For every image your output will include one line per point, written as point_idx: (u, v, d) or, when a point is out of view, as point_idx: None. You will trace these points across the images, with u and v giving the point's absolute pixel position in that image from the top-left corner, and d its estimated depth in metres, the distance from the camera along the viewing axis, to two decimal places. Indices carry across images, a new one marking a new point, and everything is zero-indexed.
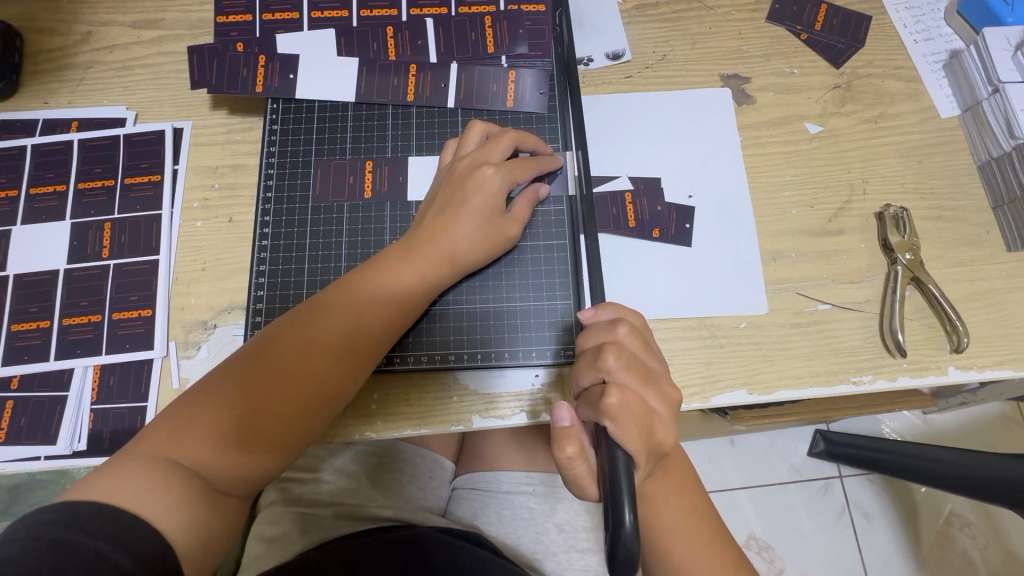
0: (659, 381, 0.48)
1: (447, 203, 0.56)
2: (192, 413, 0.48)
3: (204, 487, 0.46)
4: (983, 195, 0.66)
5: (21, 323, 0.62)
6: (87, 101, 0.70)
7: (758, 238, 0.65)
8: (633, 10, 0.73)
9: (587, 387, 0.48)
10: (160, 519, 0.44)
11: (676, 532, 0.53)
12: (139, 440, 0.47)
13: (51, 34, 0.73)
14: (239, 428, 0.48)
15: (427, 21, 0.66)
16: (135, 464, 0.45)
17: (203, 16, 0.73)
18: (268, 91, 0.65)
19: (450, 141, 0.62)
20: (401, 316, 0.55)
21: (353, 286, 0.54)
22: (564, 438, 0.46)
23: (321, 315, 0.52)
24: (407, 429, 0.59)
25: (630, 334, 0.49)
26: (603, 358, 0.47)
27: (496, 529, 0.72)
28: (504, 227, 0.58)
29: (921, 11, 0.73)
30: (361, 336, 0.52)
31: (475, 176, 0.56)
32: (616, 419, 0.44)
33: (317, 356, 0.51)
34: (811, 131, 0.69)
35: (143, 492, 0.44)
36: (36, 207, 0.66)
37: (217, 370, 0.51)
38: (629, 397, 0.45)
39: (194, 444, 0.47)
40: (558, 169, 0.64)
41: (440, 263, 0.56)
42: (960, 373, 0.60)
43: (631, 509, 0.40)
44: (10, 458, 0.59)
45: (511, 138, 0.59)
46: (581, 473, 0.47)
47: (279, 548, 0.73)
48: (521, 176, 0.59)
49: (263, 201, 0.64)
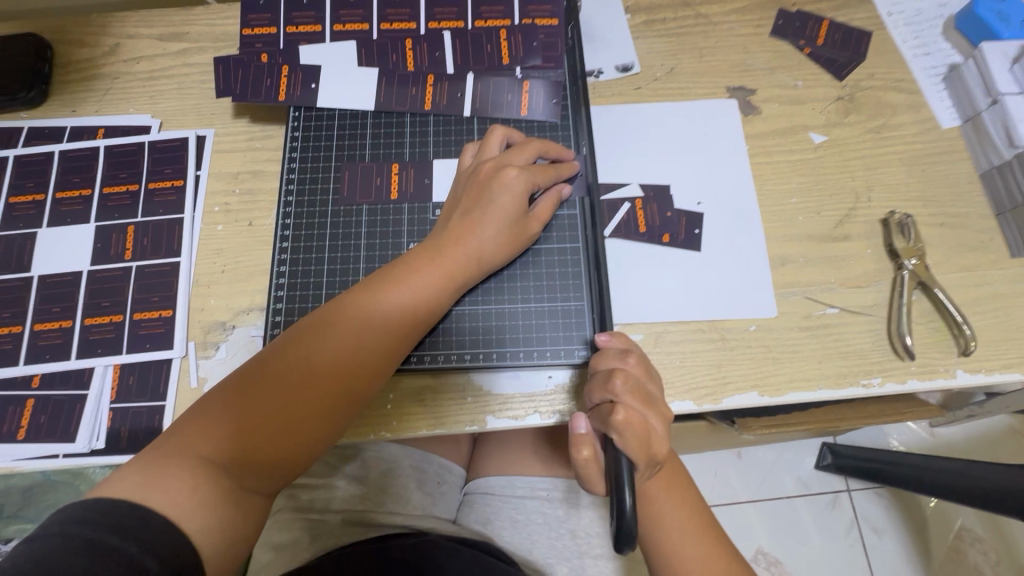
0: (661, 406, 0.49)
1: (472, 206, 0.58)
2: (224, 407, 0.49)
3: (230, 485, 0.47)
4: (985, 203, 0.68)
5: (44, 322, 0.63)
6: (113, 109, 0.73)
7: (766, 244, 0.66)
8: (641, 25, 0.75)
9: (596, 408, 0.50)
10: (186, 520, 0.44)
11: (666, 522, 0.54)
12: (167, 436, 0.48)
13: (81, 46, 0.76)
14: (269, 423, 0.49)
15: (445, 34, 0.69)
16: (163, 461, 0.46)
17: (226, 30, 0.76)
18: (290, 100, 0.67)
19: (470, 145, 0.64)
20: (427, 317, 0.56)
21: (380, 286, 0.55)
22: (578, 442, 0.48)
23: (349, 315, 0.53)
24: (421, 429, 0.60)
25: (637, 363, 0.51)
26: (611, 381, 0.49)
27: (510, 535, 0.72)
28: (525, 230, 0.60)
29: (919, 27, 0.75)
30: (388, 335, 0.53)
31: (500, 180, 0.57)
32: (622, 432, 0.45)
33: (345, 354, 0.52)
34: (816, 140, 0.71)
35: (170, 491, 0.45)
36: (62, 211, 0.68)
37: (247, 367, 0.52)
38: (634, 417, 0.46)
39: (224, 438, 0.48)
40: (575, 175, 0.65)
41: (465, 265, 0.57)
42: (967, 376, 0.61)
43: (632, 492, 0.42)
44: (30, 456, 0.59)
45: (536, 146, 0.61)
46: (592, 476, 0.48)
47: (289, 555, 0.72)
48: (543, 182, 0.60)
49: (285, 204, 0.66)
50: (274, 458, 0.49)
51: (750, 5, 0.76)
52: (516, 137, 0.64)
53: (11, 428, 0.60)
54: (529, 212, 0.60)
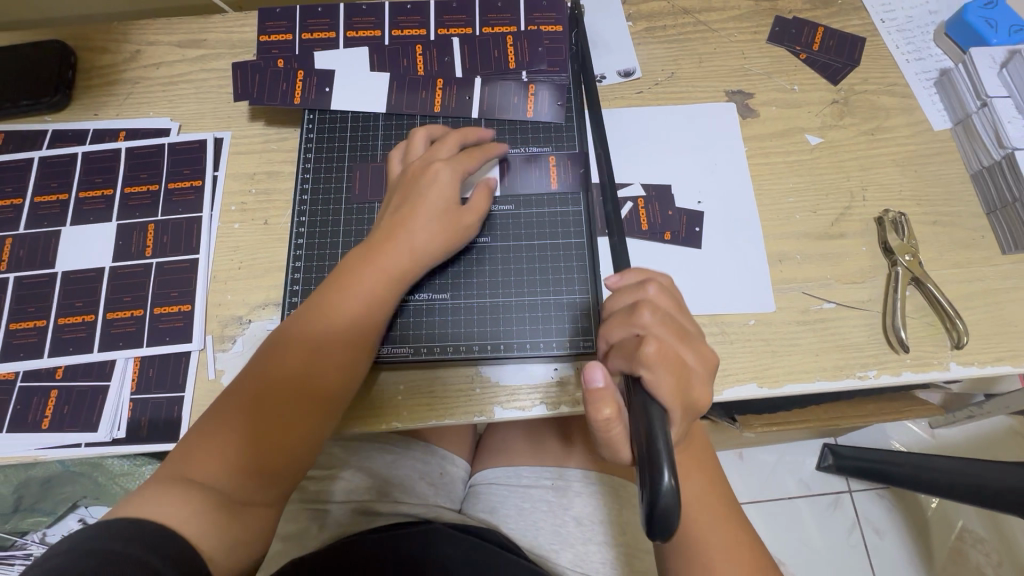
0: (694, 340, 0.49)
1: (404, 206, 0.60)
2: (200, 432, 0.52)
3: (224, 496, 0.49)
4: (977, 202, 0.70)
5: (67, 316, 0.66)
6: (134, 113, 0.76)
7: (764, 241, 0.69)
8: (643, 32, 0.78)
9: (619, 344, 0.49)
10: (186, 528, 0.46)
11: (696, 504, 0.55)
12: (160, 469, 0.50)
13: (103, 53, 0.79)
14: (245, 437, 0.51)
15: (453, 41, 0.72)
16: (160, 488, 0.48)
17: (243, 37, 0.79)
18: (305, 103, 0.70)
19: (395, 149, 0.66)
20: (374, 316, 0.57)
21: (322, 295, 0.57)
22: (599, 400, 0.45)
23: (296, 325, 0.56)
24: (431, 419, 0.62)
25: (659, 292, 0.50)
26: (638, 314, 0.48)
27: (515, 521, 0.74)
28: (464, 217, 0.61)
29: (911, 34, 0.78)
30: (336, 333, 0.55)
31: (427, 179, 0.60)
32: (653, 368, 0.45)
33: (292, 356, 0.54)
34: (812, 142, 0.73)
35: (160, 509, 0.46)
36: (84, 210, 0.70)
37: (222, 393, 0.54)
38: (665, 350, 0.46)
39: (205, 460, 0.50)
40: (502, 155, 0.67)
41: (404, 261, 0.58)
42: (961, 368, 0.63)
43: (671, 469, 0.38)
44: (54, 445, 0.62)
45: (454, 138, 0.64)
46: (616, 435, 0.46)
47: (296, 544, 0.74)
48: (470, 168, 0.63)
49: (300, 203, 0.68)
50: (257, 467, 0.51)
51: (747, 12, 0.79)
52: (438, 132, 0.66)
53: (36, 418, 0.62)
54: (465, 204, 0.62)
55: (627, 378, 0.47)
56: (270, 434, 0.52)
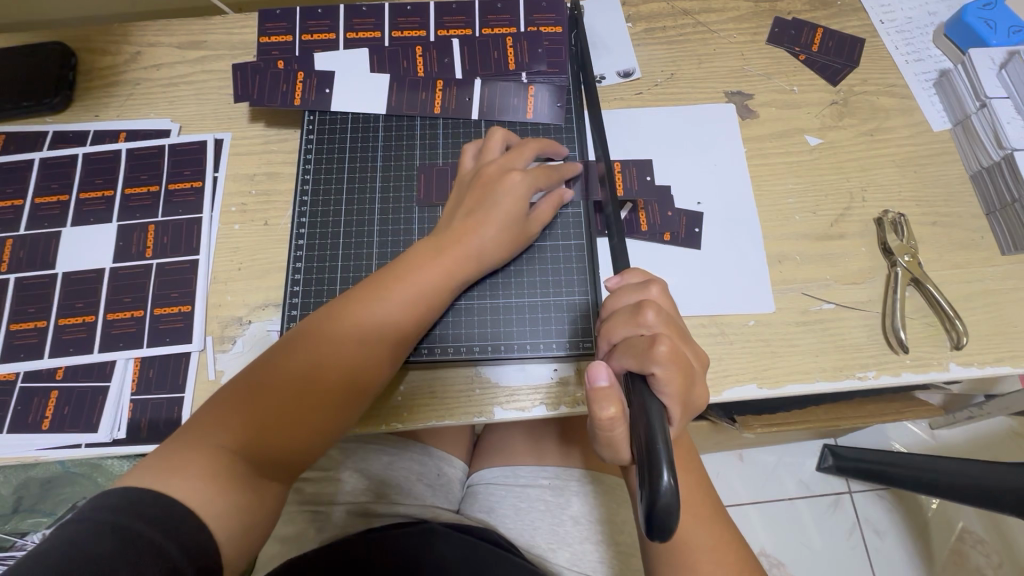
0: (692, 340, 0.50)
1: (475, 205, 0.60)
2: (236, 402, 0.51)
3: (245, 476, 0.49)
4: (976, 202, 0.70)
5: (68, 317, 0.66)
6: (135, 114, 0.76)
7: (764, 242, 0.69)
8: (642, 33, 0.78)
9: (623, 343, 0.49)
10: (203, 505, 0.46)
11: (682, 504, 0.55)
12: (184, 430, 0.50)
13: (103, 54, 0.79)
14: (278, 417, 0.51)
15: (453, 42, 0.72)
16: (185, 453, 0.48)
17: (243, 38, 0.79)
18: (305, 104, 0.70)
19: (471, 144, 0.66)
20: (426, 317, 0.58)
21: (386, 285, 0.57)
22: (602, 398, 0.45)
23: (357, 312, 0.55)
24: (431, 419, 0.62)
25: (661, 294, 0.51)
26: (643, 313, 0.48)
27: (513, 521, 0.74)
28: (525, 231, 0.62)
29: (910, 35, 0.78)
30: (391, 331, 0.56)
31: (503, 184, 0.60)
32: (666, 366, 0.45)
33: (350, 349, 0.54)
34: (811, 143, 0.73)
35: (189, 478, 0.47)
36: (85, 211, 0.70)
37: (260, 364, 0.54)
38: (675, 349, 0.46)
39: (238, 429, 0.50)
40: (576, 175, 0.68)
41: (466, 263, 0.59)
42: (961, 369, 0.63)
43: (671, 469, 0.38)
44: (54, 446, 0.62)
45: (533, 148, 0.64)
46: (618, 434, 0.45)
47: (296, 547, 0.74)
48: (544, 184, 0.63)
49: (300, 204, 0.69)
50: (284, 449, 0.51)
51: (747, 13, 0.79)
52: (514, 139, 0.66)
53: (36, 419, 0.62)
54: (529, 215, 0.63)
55: (633, 376, 0.46)
56: (303, 419, 0.52)
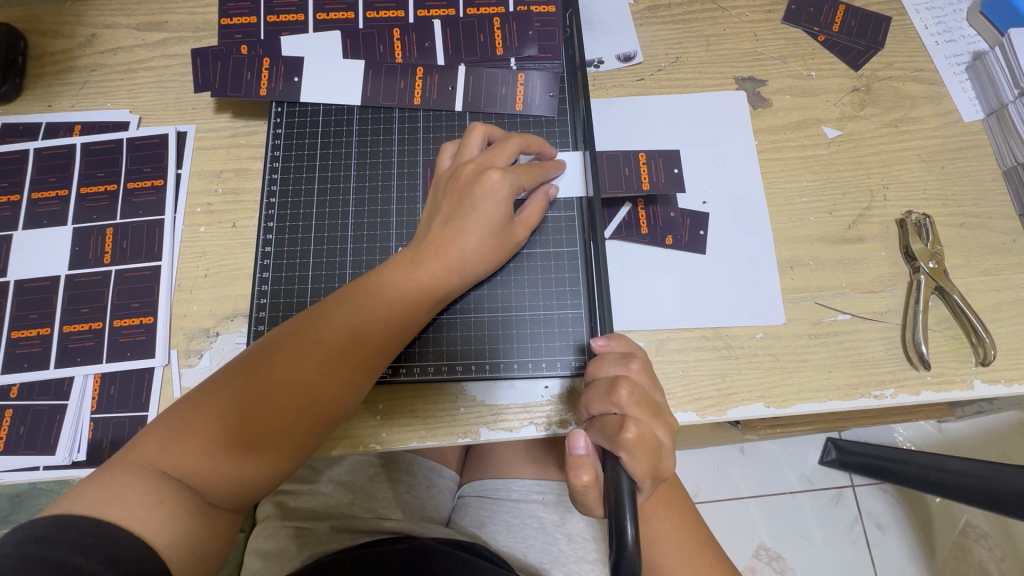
0: (666, 415, 0.46)
1: (453, 211, 0.54)
2: (182, 426, 0.46)
3: (196, 503, 0.45)
4: (1009, 202, 0.64)
5: (21, 330, 0.61)
6: (91, 104, 0.70)
7: (774, 246, 0.63)
8: (644, 11, 0.71)
9: (598, 418, 0.45)
10: (152, 534, 0.42)
11: (677, 549, 0.52)
12: (127, 450, 0.46)
13: (55, 37, 0.72)
14: (233, 440, 0.46)
15: (434, 23, 0.65)
16: (123, 477, 0.44)
17: (207, 19, 0.72)
18: (272, 94, 0.64)
19: (450, 144, 0.60)
20: (405, 331, 0.53)
21: (355, 298, 0.52)
22: (578, 465, 0.43)
23: (323, 327, 0.50)
24: (411, 440, 0.57)
25: (641, 369, 0.46)
26: (616, 392, 0.44)
27: (504, 539, 0.71)
28: (510, 237, 0.56)
29: (942, 12, 0.71)
30: (362, 349, 0.50)
31: (482, 184, 0.53)
32: (633, 451, 0.42)
33: (314, 367, 0.49)
34: (829, 135, 0.67)
35: (133, 507, 0.43)
36: (38, 213, 0.65)
37: (211, 383, 0.49)
38: (645, 433, 0.43)
39: (186, 456, 0.45)
40: (560, 174, 0.62)
41: (446, 274, 0.54)
42: (986, 386, 0.58)
43: (633, 522, 0.38)
44: (10, 469, 0.58)
45: (517, 144, 0.57)
46: (592, 500, 0.44)
47: (276, 564, 0.69)
48: (527, 183, 0.56)
49: (268, 205, 0.63)
50: (241, 479, 0.46)
51: None
52: (498, 134, 0.60)
53: None
54: (514, 217, 0.57)
55: (604, 452, 0.43)
56: (258, 443, 0.47)
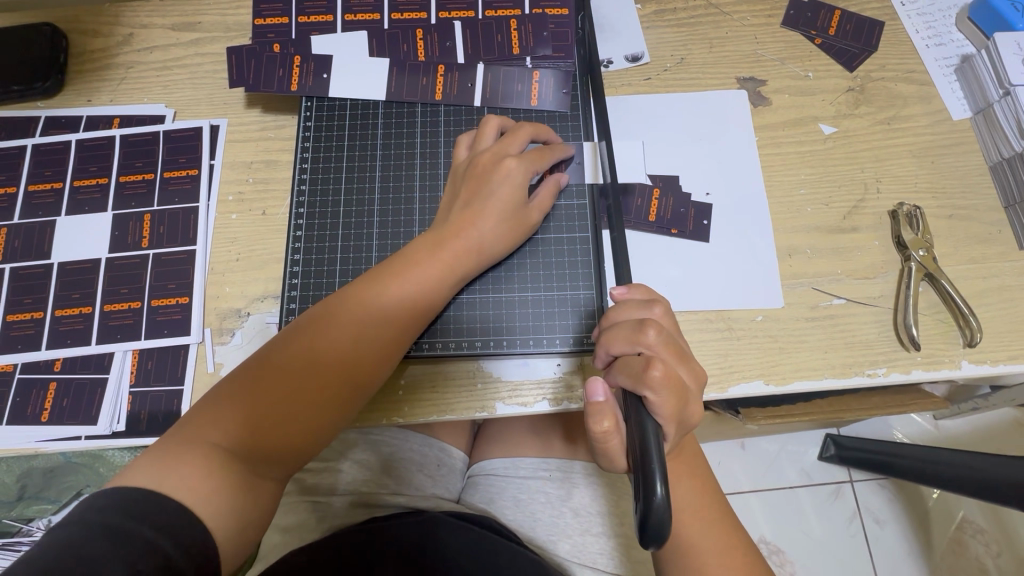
0: (691, 360, 0.49)
1: (472, 196, 0.58)
2: (225, 399, 0.50)
3: (239, 474, 0.48)
4: (995, 195, 0.68)
5: (64, 308, 0.65)
6: (129, 99, 0.74)
7: (774, 235, 0.67)
8: (652, 15, 0.75)
9: (619, 359, 0.49)
10: (198, 505, 0.45)
11: (687, 512, 0.55)
12: (176, 427, 0.49)
13: (95, 36, 0.76)
14: (272, 411, 0.50)
15: (455, 24, 0.69)
16: (171, 449, 0.47)
17: (238, 19, 0.77)
18: (302, 90, 0.68)
19: (465, 136, 0.64)
20: (429, 307, 0.57)
21: (383, 278, 0.55)
22: (598, 413, 0.47)
23: (350, 305, 0.54)
24: (432, 415, 0.61)
25: (663, 314, 0.50)
26: (644, 332, 0.48)
27: (513, 513, 0.74)
28: (527, 220, 0.60)
29: (932, 18, 0.75)
30: (389, 323, 0.54)
31: (499, 171, 0.58)
32: (658, 390, 0.44)
33: (348, 342, 0.53)
34: (826, 131, 0.71)
35: (182, 477, 0.45)
36: (79, 199, 0.69)
37: (248, 362, 0.53)
38: (671, 372, 0.46)
39: (231, 425, 0.49)
40: (570, 159, 0.66)
41: (467, 255, 0.58)
42: (973, 367, 0.61)
43: (663, 478, 0.39)
44: (54, 438, 0.61)
45: (529, 131, 0.61)
46: (613, 446, 0.47)
47: (297, 536, 0.73)
48: (539, 168, 0.61)
49: (297, 194, 0.67)
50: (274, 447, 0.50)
51: None
52: (510, 124, 0.64)
53: (35, 411, 0.62)
54: (530, 201, 0.61)
55: (625, 394, 0.47)
56: (297, 413, 0.51)
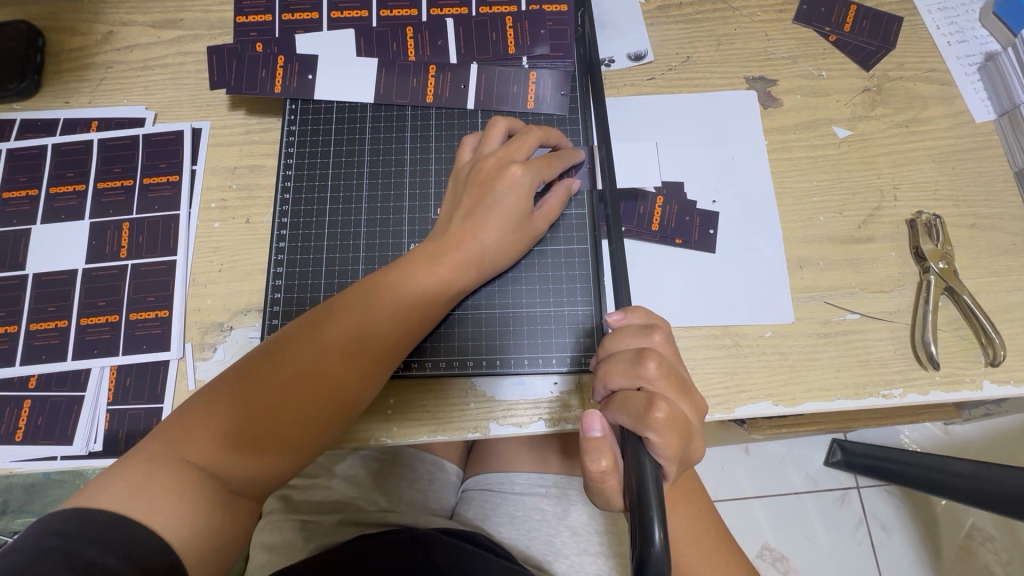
0: (692, 391, 0.46)
1: (474, 204, 0.55)
2: (204, 412, 0.47)
3: (214, 494, 0.45)
4: (1020, 203, 0.64)
5: (39, 322, 0.62)
6: (108, 100, 0.70)
7: (784, 246, 0.63)
8: (656, 10, 0.71)
9: (618, 395, 0.45)
10: (170, 528, 0.42)
11: (683, 543, 0.51)
12: (148, 440, 0.46)
13: (73, 34, 0.73)
14: (253, 428, 0.47)
15: (447, 21, 0.66)
16: (141, 467, 0.44)
17: (222, 16, 0.73)
18: (286, 92, 0.65)
19: (470, 138, 0.60)
20: (424, 321, 0.54)
21: (379, 290, 0.52)
22: (596, 451, 0.43)
23: (342, 318, 0.51)
24: (422, 435, 0.58)
25: (664, 341, 0.47)
26: (643, 364, 0.45)
27: (507, 530, 0.71)
28: (531, 230, 0.57)
29: (954, 12, 0.70)
30: (382, 339, 0.51)
31: (504, 178, 0.54)
32: (662, 432, 0.41)
33: (339, 358, 0.49)
34: (840, 135, 0.67)
35: (153, 499, 0.43)
36: (55, 207, 0.66)
37: (230, 374, 0.49)
38: (673, 411, 0.42)
39: (208, 442, 0.46)
40: (580, 164, 0.62)
41: (467, 267, 0.54)
42: (995, 387, 0.58)
43: (662, 525, 0.36)
44: (28, 458, 0.59)
45: (537, 136, 0.58)
46: (609, 486, 0.44)
47: (281, 555, 0.70)
48: (547, 176, 0.57)
49: (281, 203, 0.64)
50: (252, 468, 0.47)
51: None
52: (518, 127, 0.60)
53: (8, 430, 0.59)
54: (535, 210, 0.58)
55: (625, 432, 0.43)
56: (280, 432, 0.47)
